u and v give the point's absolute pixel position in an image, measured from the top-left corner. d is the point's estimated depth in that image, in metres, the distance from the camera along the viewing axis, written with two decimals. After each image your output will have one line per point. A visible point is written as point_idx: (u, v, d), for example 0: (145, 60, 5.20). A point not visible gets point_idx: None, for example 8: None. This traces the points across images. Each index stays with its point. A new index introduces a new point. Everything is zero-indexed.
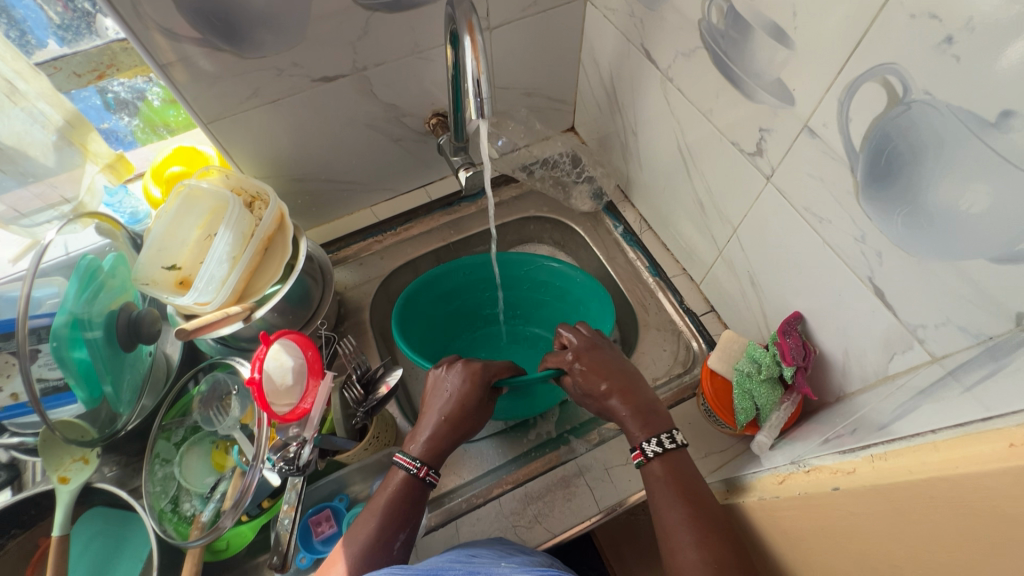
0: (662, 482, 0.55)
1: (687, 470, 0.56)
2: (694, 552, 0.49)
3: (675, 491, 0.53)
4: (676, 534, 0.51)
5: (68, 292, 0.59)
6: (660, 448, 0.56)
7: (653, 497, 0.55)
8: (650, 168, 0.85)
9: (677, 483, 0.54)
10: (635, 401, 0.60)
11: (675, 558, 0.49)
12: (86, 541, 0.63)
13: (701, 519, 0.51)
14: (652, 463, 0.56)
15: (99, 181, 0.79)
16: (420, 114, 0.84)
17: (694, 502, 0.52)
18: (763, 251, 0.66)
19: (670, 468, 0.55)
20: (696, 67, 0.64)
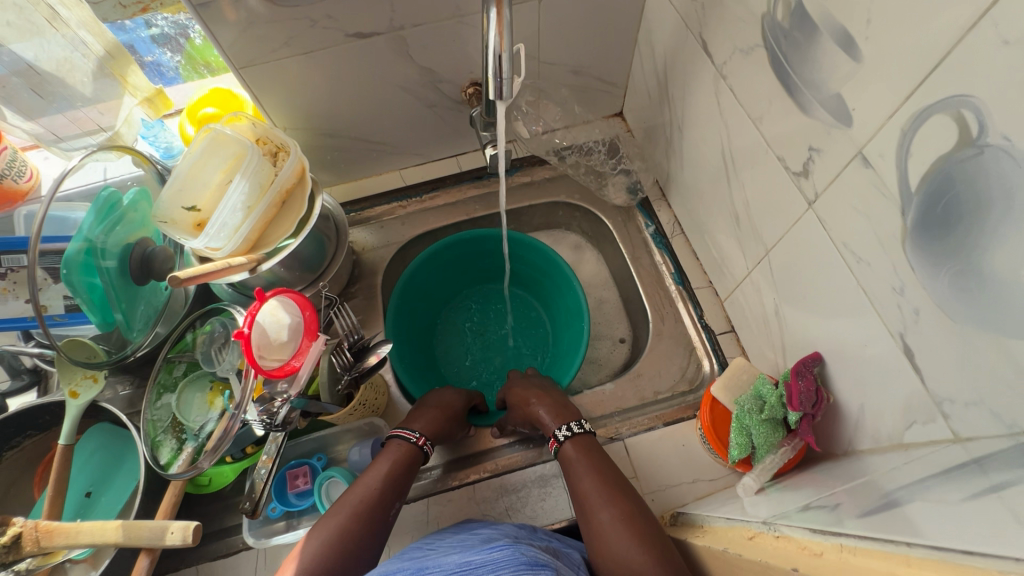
0: (576, 459, 0.62)
1: (594, 446, 0.64)
2: (605, 513, 0.56)
3: (585, 464, 0.61)
4: (590, 500, 0.58)
5: (86, 219, 0.61)
6: (568, 431, 0.64)
7: (569, 473, 0.62)
8: (692, 169, 0.79)
9: (587, 458, 0.62)
10: (548, 401, 0.70)
11: (592, 524, 0.56)
12: (88, 454, 0.69)
13: (609, 485, 0.59)
14: (566, 446, 0.64)
15: (136, 114, 0.82)
16: (456, 81, 0.80)
17: (603, 470, 0.61)
18: (794, 280, 0.61)
19: (579, 447, 0.63)
20: (753, 67, 0.57)
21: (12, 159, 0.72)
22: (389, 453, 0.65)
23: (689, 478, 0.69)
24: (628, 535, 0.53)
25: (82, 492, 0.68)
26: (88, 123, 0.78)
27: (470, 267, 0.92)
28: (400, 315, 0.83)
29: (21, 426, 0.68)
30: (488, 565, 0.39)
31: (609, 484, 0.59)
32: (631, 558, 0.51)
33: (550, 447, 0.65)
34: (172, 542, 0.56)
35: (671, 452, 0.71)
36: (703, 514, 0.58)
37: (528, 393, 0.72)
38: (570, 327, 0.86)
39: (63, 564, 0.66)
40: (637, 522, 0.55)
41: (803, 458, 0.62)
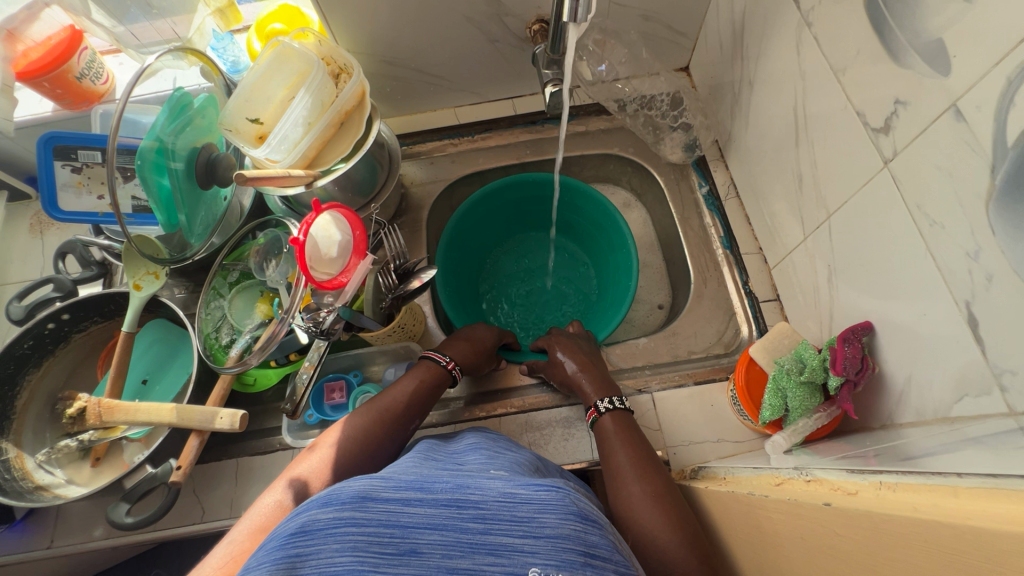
0: (613, 433, 0.63)
1: (632, 423, 0.64)
2: (636, 486, 0.56)
3: (621, 439, 0.62)
4: (623, 474, 0.58)
5: (160, 118, 0.62)
6: (610, 404, 0.64)
7: (605, 445, 0.62)
8: (758, 128, 0.75)
9: (624, 432, 0.62)
10: (592, 372, 0.70)
11: (623, 496, 0.56)
12: (146, 345, 0.75)
13: (644, 462, 0.59)
14: (603, 417, 0.64)
15: (208, 24, 0.82)
16: (522, 16, 0.78)
17: (638, 448, 0.61)
18: (854, 246, 0.58)
19: (618, 422, 0.64)
20: (845, 13, 0.54)
21: (91, 60, 0.76)
22: (418, 372, 0.66)
23: (715, 437, 0.69)
24: (659, 512, 0.53)
25: (140, 379, 0.74)
26: (168, 33, 0.83)
27: (522, 211, 0.92)
28: (451, 246, 0.85)
29: (91, 312, 0.73)
30: (535, 505, 0.38)
31: (643, 462, 0.59)
32: (659, 535, 0.52)
33: (588, 416, 0.65)
34: (221, 426, 0.60)
35: (699, 410, 0.71)
36: (728, 467, 0.58)
37: (571, 360, 0.72)
38: (618, 286, 0.85)
39: (121, 441, 0.71)
40: (669, 500, 0.54)
41: (837, 428, 0.61)
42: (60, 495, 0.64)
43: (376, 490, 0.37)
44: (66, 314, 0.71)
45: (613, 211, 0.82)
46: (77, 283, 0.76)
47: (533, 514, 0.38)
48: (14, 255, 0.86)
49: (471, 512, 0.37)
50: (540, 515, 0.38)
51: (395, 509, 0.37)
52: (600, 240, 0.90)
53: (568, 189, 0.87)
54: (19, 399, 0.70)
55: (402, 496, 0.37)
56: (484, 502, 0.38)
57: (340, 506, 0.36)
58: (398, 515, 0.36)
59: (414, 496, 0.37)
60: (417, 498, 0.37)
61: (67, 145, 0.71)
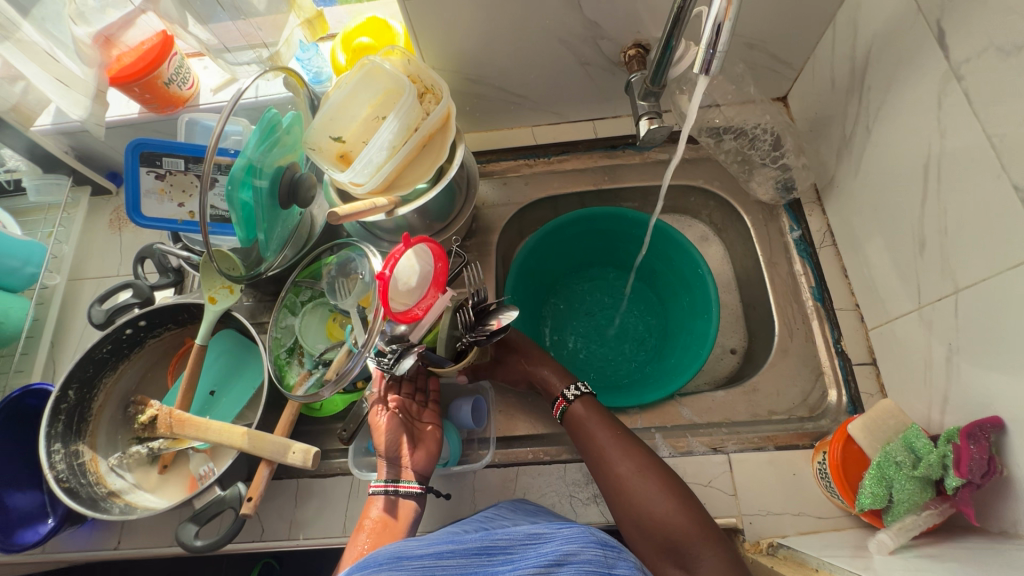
0: (587, 417, 0.66)
1: (597, 403, 0.69)
2: (623, 466, 0.62)
3: (596, 422, 0.66)
4: (607, 455, 0.63)
5: (252, 137, 0.61)
6: (576, 392, 0.68)
7: (581, 429, 0.66)
8: (871, 178, 0.69)
9: (595, 414, 0.67)
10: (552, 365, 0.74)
11: (613, 475, 0.62)
12: (216, 354, 0.76)
13: (622, 439, 0.64)
14: (574, 405, 0.68)
15: (296, 35, 0.81)
16: (619, 40, 0.73)
17: (611, 425, 0.66)
18: (989, 330, 0.52)
19: (587, 406, 0.68)
20: (1012, 73, 0.47)
21: (180, 65, 0.75)
22: (365, 520, 0.60)
23: (795, 509, 0.65)
24: (649, 485, 0.60)
25: (207, 390, 0.74)
26: (255, 40, 0.77)
27: (606, 244, 0.89)
28: (526, 266, 0.84)
29: (165, 319, 0.74)
30: (554, 542, 0.42)
31: (621, 440, 0.64)
32: (654, 507, 0.59)
33: (558, 407, 0.68)
34: (292, 460, 0.59)
35: (780, 479, 0.66)
36: (821, 558, 0.53)
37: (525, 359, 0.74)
38: (687, 345, 0.81)
39: (187, 451, 0.72)
40: (652, 474, 0.61)
41: (942, 524, 0.56)
42: (130, 504, 0.66)
43: (409, 549, 0.39)
44: (143, 321, 0.72)
45: (704, 269, 0.78)
46: (154, 289, 0.77)
47: (552, 549, 0.42)
48: (93, 249, 0.88)
49: (500, 557, 0.41)
50: (559, 548, 0.42)
51: (430, 562, 0.39)
52: (680, 293, 0.86)
53: (659, 234, 0.83)
54: (96, 401, 0.71)
55: (435, 551, 0.40)
56: (510, 546, 0.42)
57: (379, 566, 0.38)
58: (433, 568, 0.39)
59: (446, 548, 0.40)
60: (448, 549, 0.40)
61: (153, 152, 0.71)
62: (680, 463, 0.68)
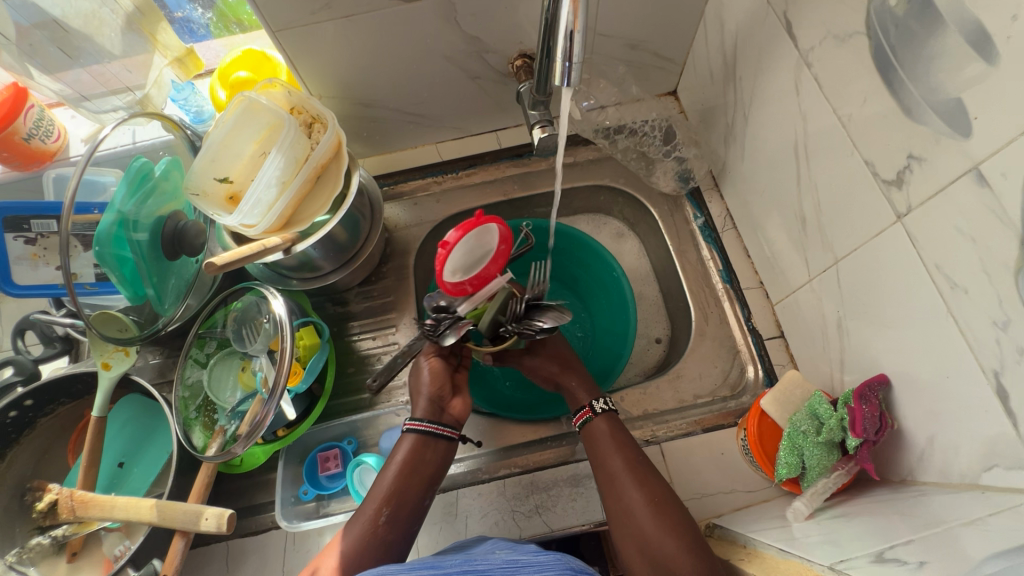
0: (606, 438, 0.64)
1: (622, 426, 0.66)
2: (634, 492, 0.59)
3: (613, 446, 0.63)
4: (618, 481, 0.60)
5: (119, 191, 0.58)
6: (605, 407, 0.65)
7: (597, 451, 0.64)
8: (755, 161, 0.73)
9: (614, 435, 0.64)
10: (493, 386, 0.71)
11: (622, 503, 0.59)
12: (122, 423, 0.70)
13: (638, 467, 0.61)
14: (598, 420, 0.65)
15: (167, 76, 0.76)
16: (504, 53, 0.74)
17: (629, 451, 0.63)
18: (866, 295, 0.56)
19: (610, 426, 0.65)
20: (850, 58, 0.51)
21: (41, 117, 0.69)
22: (396, 456, 0.60)
23: (727, 487, 0.67)
24: (657, 518, 0.56)
25: (115, 462, 0.69)
26: (114, 83, 0.72)
27: (522, 263, 0.90)
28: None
29: (55, 394, 0.68)
30: (535, 567, 0.42)
31: (633, 465, 0.61)
32: (659, 539, 0.55)
33: (582, 418, 0.66)
34: (206, 527, 0.55)
35: (709, 459, 0.69)
36: (747, 534, 0.55)
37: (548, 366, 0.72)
38: (609, 348, 0.83)
39: (99, 532, 0.66)
40: (661, 506, 0.57)
41: (854, 481, 0.59)
42: None
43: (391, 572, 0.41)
44: (29, 400, 0.66)
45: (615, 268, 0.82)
46: (38, 362, 0.70)
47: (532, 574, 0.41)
48: None
49: None
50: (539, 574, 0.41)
51: None
52: (600, 297, 0.88)
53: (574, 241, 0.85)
54: None
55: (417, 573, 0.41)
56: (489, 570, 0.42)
57: None
58: None
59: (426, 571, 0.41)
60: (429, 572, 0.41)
61: (18, 215, 0.65)
62: None
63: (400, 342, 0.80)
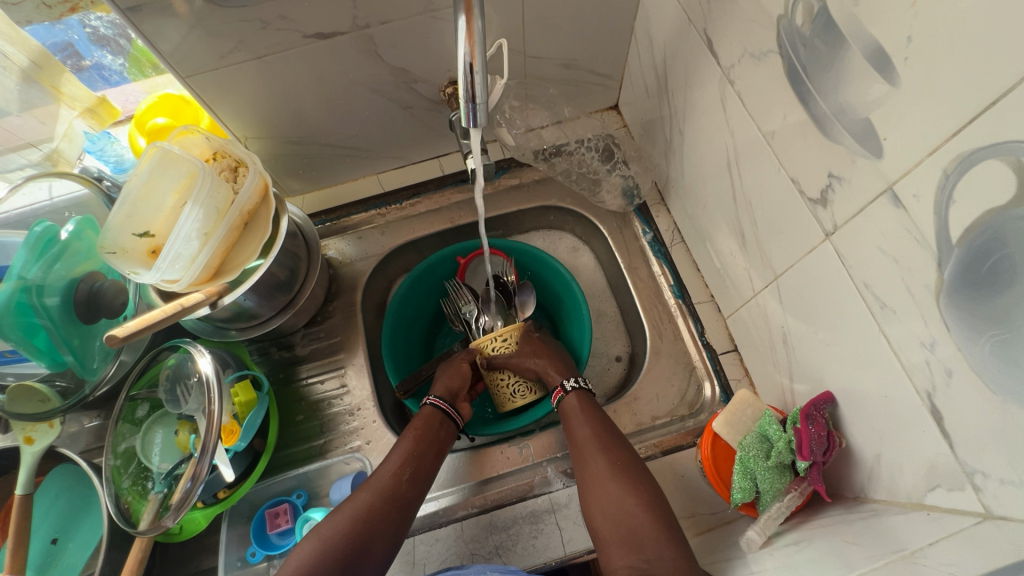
0: (576, 408, 0.66)
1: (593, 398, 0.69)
2: (600, 459, 0.61)
3: (582, 416, 0.65)
4: (586, 448, 0.62)
5: (18, 256, 0.56)
6: (576, 383, 0.67)
7: (569, 420, 0.66)
8: (695, 176, 0.72)
9: (586, 406, 0.66)
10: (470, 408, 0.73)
11: (589, 471, 0.60)
12: (54, 496, 0.65)
13: (606, 435, 0.63)
14: (569, 395, 0.67)
15: (78, 127, 0.73)
16: (433, 81, 0.72)
17: (600, 423, 0.64)
18: (805, 311, 0.55)
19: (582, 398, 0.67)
20: (766, 77, 0.50)
21: None
22: (412, 425, 0.67)
23: (688, 512, 0.65)
24: (619, 480, 0.58)
25: (48, 539, 0.64)
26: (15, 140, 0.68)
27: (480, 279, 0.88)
28: (403, 309, 0.82)
29: None
30: None
31: (603, 437, 0.62)
32: (619, 499, 0.57)
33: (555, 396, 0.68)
34: None
35: (670, 482, 0.68)
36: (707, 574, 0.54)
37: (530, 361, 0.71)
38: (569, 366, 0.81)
39: None
40: (627, 474, 0.59)
41: (811, 500, 0.58)
42: None
43: None
44: None
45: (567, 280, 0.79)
46: None
47: None
48: None
49: None
50: None
51: None
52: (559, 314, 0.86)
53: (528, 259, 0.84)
54: None
55: None
56: None
57: None
58: None
59: None
60: None
61: None
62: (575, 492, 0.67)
63: (349, 383, 0.77)
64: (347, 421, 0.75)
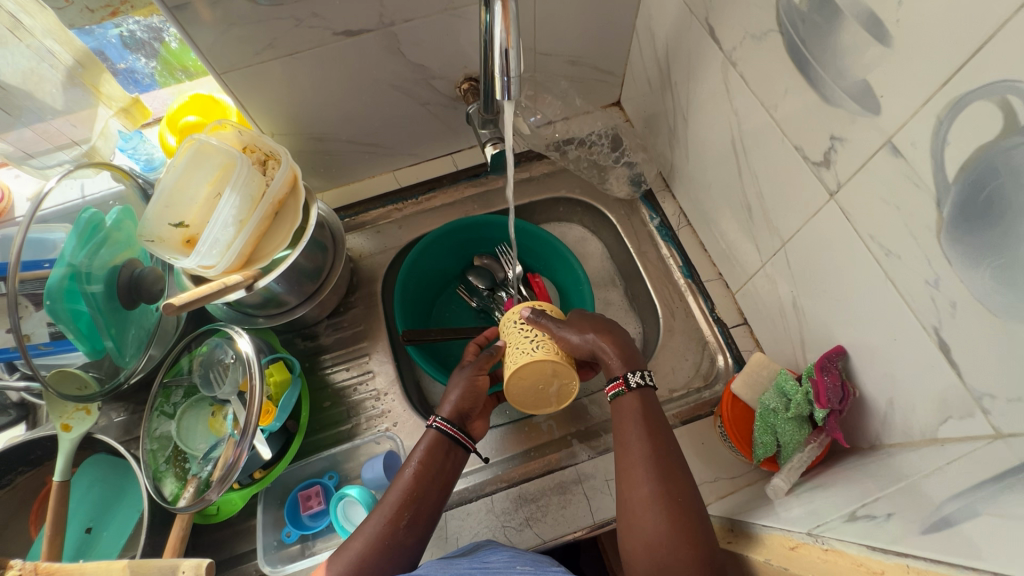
0: (630, 418, 0.55)
1: (655, 404, 0.57)
2: (647, 488, 0.51)
3: (636, 430, 0.54)
4: (635, 470, 0.52)
5: (68, 244, 0.58)
6: (641, 381, 0.56)
7: (620, 430, 0.55)
8: (699, 160, 0.76)
9: (642, 418, 0.55)
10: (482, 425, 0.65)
11: (632, 497, 0.51)
12: (87, 487, 0.66)
13: (659, 458, 0.52)
14: (630, 395, 0.56)
15: (113, 126, 0.76)
16: (451, 78, 0.77)
17: (660, 439, 0.54)
18: (814, 272, 0.59)
19: (639, 403, 0.56)
20: (767, 54, 0.55)
21: None
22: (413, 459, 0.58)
23: (711, 476, 0.68)
24: (668, 519, 0.49)
25: (82, 528, 0.65)
26: (59, 138, 0.72)
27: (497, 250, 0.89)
28: (421, 266, 0.84)
29: (12, 462, 0.65)
30: None
31: (662, 460, 0.52)
32: (662, 544, 0.48)
33: (611, 390, 0.57)
34: None
35: (690, 449, 0.70)
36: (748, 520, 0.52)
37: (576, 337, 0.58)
38: None
39: None
40: (682, 508, 0.49)
41: (829, 454, 0.61)
42: None
43: None
44: None
45: (575, 267, 0.82)
46: None
47: None
48: None
49: None
50: None
51: None
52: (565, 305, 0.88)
53: (540, 244, 0.85)
54: None
55: None
56: None
57: None
58: None
59: None
60: None
61: None
62: (600, 463, 0.69)
63: (373, 370, 0.79)
64: (373, 406, 0.76)
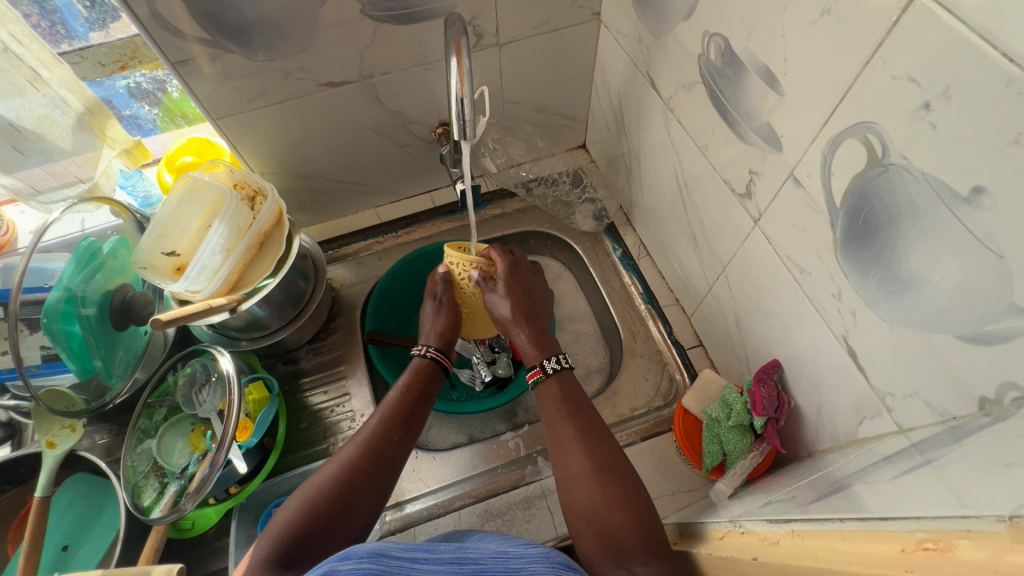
0: (556, 404, 0.62)
1: (579, 389, 0.65)
2: (580, 459, 0.56)
3: (564, 414, 0.61)
4: (567, 446, 0.58)
5: (66, 270, 0.63)
6: (558, 365, 0.64)
7: (550, 415, 0.62)
8: (653, 195, 0.84)
9: (567, 402, 0.62)
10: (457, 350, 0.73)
11: (569, 469, 0.56)
12: (65, 506, 0.68)
13: (588, 434, 0.59)
14: (548, 381, 0.64)
15: (115, 166, 0.85)
16: (426, 123, 0.85)
17: (586, 420, 0.60)
18: (749, 293, 0.65)
19: (562, 388, 0.63)
20: (695, 101, 0.63)
21: None
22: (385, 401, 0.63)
23: (669, 490, 0.71)
24: (600, 484, 0.54)
25: (59, 546, 0.67)
26: (66, 177, 0.79)
27: None
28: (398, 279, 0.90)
29: None
30: (526, 557, 0.37)
31: (589, 434, 0.59)
32: (594, 505, 0.53)
33: (532, 376, 0.65)
34: None
35: (649, 464, 0.74)
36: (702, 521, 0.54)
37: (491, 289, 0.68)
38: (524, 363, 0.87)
39: None
40: (611, 476, 0.54)
41: (774, 463, 0.64)
42: None
43: (388, 548, 0.35)
44: None
45: None
46: None
47: (524, 564, 0.37)
48: None
49: (472, 567, 0.37)
50: (530, 565, 0.37)
51: (406, 566, 0.35)
52: None
53: None
54: None
55: (412, 554, 0.36)
56: (482, 558, 0.37)
57: (358, 558, 0.33)
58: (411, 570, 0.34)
59: (421, 555, 0.36)
60: (424, 556, 0.36)
61: None
62: None
63: (350, 392, 0.83)
64: (348, 426, 0.80)
